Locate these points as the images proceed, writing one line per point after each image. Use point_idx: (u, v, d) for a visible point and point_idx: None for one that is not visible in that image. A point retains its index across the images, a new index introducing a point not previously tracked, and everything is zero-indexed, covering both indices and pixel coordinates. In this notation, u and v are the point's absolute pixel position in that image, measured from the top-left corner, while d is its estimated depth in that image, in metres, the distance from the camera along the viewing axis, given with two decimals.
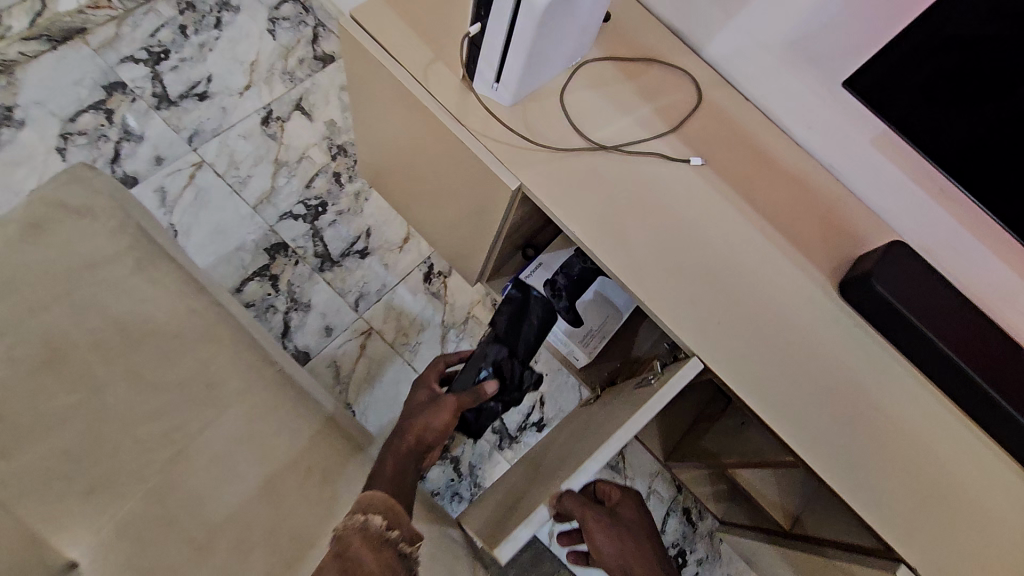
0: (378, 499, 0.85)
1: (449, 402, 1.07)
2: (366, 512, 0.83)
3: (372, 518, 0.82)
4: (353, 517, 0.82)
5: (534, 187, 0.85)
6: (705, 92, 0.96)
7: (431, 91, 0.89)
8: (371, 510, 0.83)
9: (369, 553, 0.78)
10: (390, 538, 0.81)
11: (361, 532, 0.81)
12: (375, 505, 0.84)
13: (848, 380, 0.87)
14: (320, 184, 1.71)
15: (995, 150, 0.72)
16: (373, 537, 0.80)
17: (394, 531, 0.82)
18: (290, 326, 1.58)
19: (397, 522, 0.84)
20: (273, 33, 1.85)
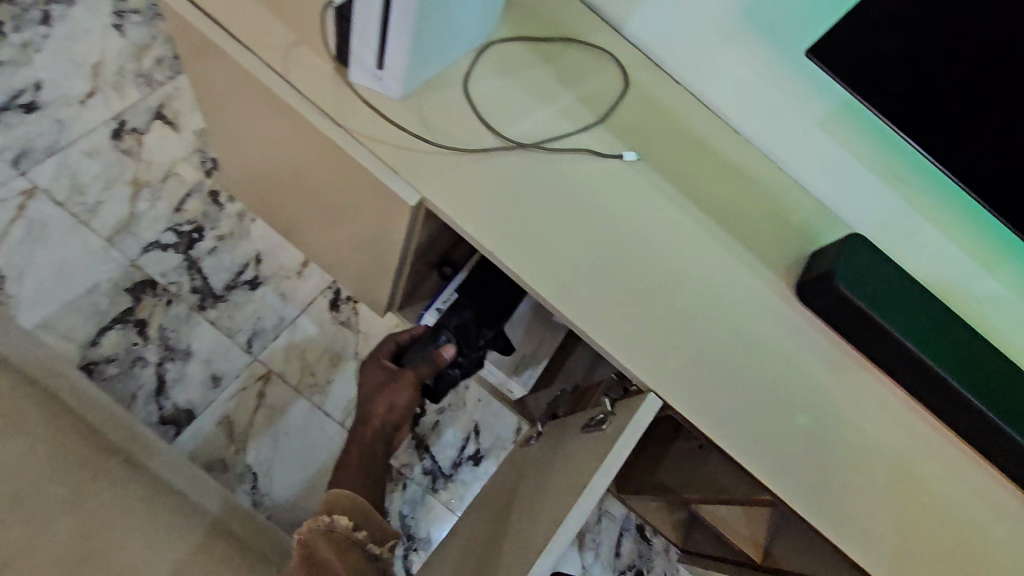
0: (345, 498, 0.79)
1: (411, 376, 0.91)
2: (332, 513, 0.77)
3: (338, 518, 0.76)
4: (317, 517, 0.76)
5: (439, 201, 0.68)
6: (630, 76, 0.83)
7: (297, 85, 0.69)
8: (337, 510, 0.77)
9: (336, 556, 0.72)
10: (358, 539, 0.75)
11: (327, 534, 0.74)
12: (343, 503, 0.79)
13: (820, 396, 0.76)
14: (193, 206, 1.44)
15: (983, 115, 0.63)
16: (340, 538, 0.74)
17: (362, 531, 0.76)
18: (165, 380, 1.31)
19: (366, 522, 0.78)
20: (121, 29, 1.55)
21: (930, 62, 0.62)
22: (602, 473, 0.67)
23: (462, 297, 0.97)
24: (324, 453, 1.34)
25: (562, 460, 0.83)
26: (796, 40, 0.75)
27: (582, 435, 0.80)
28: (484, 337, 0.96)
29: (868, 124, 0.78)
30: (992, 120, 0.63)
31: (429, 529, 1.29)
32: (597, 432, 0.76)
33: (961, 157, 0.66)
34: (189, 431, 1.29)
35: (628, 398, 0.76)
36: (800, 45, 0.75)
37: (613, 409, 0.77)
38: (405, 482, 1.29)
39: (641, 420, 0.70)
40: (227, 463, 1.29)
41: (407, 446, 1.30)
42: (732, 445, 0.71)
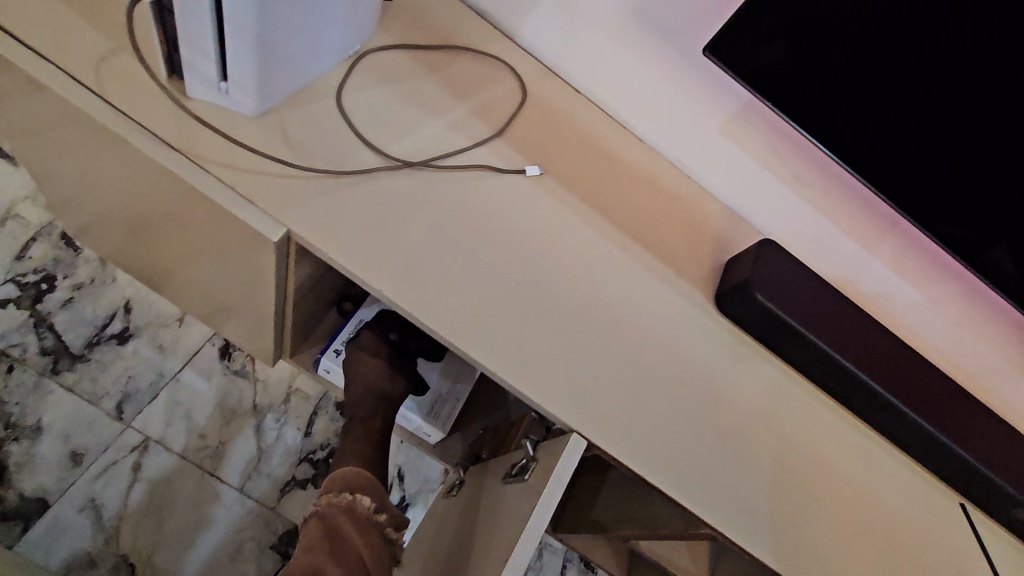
0: (365, 482, 0.85)
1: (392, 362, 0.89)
2: (354, 492, 0.83)
3: (358, 499, 0.82)
4: (342, 494, 0.81)
5: (311, 233, 0.57)
6: (528, 84, 0.77)
7: (125, 103, 0.57)
8: (359, 492, 0.83)
9: (359, 531, 0.77)
10: (378, 521, 0.81)
11: (350, 511, 0.80)
12: (363, 486, 0.85)
13: (750, 412, 0.72)
14: (39, 252, 1.22)
15: (872, 105, 0.64)
16: (362, 515, 0.80)
17: (381, 514, 0.82)
18: (8, 466, 1.08)
19: (382, 507, 0.84)
20: None
21: (823, 63, 0.62)
22: (529, 531, 0.59)
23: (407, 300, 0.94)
24: (220, 528, 1.16)
25: (491, 516, 0.74)
26: (691, 44, 0.72)
27: (507, 485, 0.72)
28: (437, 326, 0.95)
29: (768, 126, 0.76)
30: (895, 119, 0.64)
31: None
32: (520, 483, 0.68)
33: (856, 146, 0.67)
34: (44, 524, 1.07)
35: (551, 439, 0.68)
36: (698, 45, 0.72)
37: (535, 453, 0.69)
38: None
39: (571, 463, 0.62)
40: (95, 557, 1.08)
41: None
42: (667, 478, 0.65)
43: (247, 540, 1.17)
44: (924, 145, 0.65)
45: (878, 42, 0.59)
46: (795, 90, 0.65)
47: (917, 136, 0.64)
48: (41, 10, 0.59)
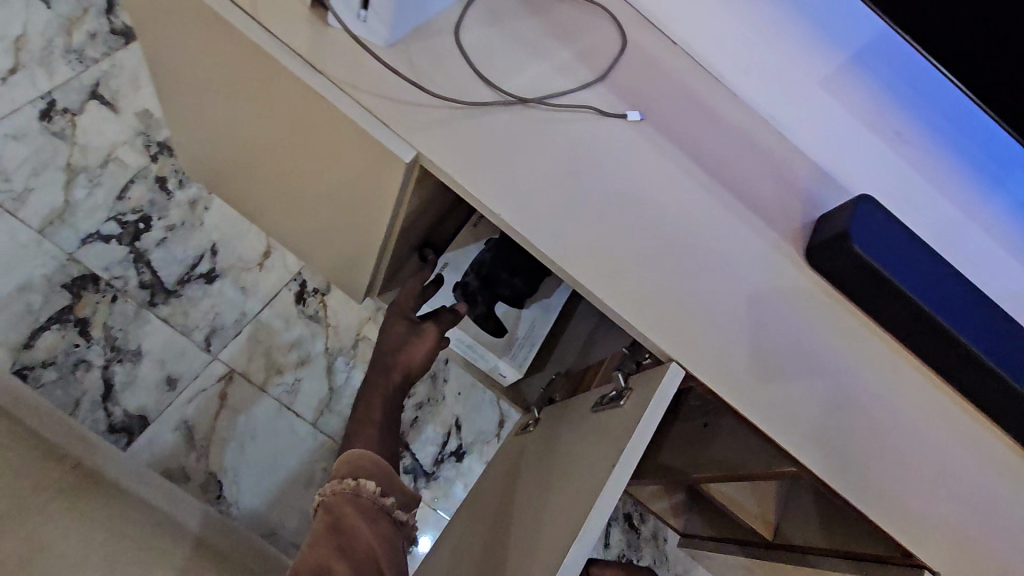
0: (370, 461, 0.76)
1: (431, 329, 0.87)
2: (357, 477, 0.73)
3: (364, 483, 0.73)
4: (344, 481, 0.72)
5: (437, 157, 0.62)
6: (628, 32, 0.79)
7: (268, 30, 0.61)
8: (364, 474, 0.74)
9: (365, 523, 0.70)
10: (387, 505, 0.73)
11: (355, 499, 0.71)
12: (368, 466, 0.75)
13: (831, 362, 0.74)
14: (137, 193, 1.31)
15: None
16: (368, 503, 0.71)
17: (389, 497, 0.74)
18: (113, 385, 1.18)
19: (391, 488, 0.75)
20: (48, 2, 1.41)
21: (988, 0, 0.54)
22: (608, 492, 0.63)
23: (490, 254, 0.95)
24: (296, 458, 1.24)
25: (572, 448, 0.79)
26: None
27: (595, 414, 0.78)
28: (512, 287, 0.95)
29: (874, 80, 0.77)
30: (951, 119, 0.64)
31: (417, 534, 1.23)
32: (614, 409, 0.73)
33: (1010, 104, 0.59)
34: (142, 441, 1.17)
35: (644, 373, 0.73)
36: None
37: (627, 385, 0.74)
38: None
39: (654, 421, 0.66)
40: (187, 474, 1.17)
41: None
42: (751, 412, 0.70)
43: (320, 470, 1.25)
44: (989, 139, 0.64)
45: None
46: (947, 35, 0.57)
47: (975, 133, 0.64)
48: None
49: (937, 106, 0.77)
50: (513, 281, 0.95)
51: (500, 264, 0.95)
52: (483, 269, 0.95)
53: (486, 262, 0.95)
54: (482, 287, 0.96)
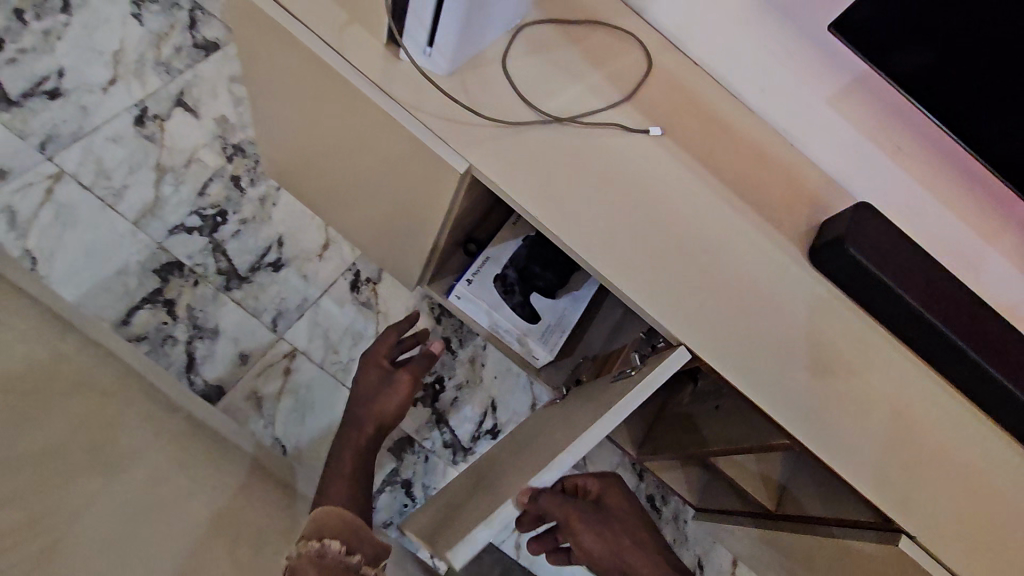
0: (334, 519, 0.84)
1: (404, 380, 1.05)
2: (322, 538, 0.81)
3: (328, 542, 0.80)
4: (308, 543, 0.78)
5: (485, 168, 0.74)
6: (654, 56, 0.89)
7: (350, 62, 0.73)
8: (327, 536, 0.81)
9: None
10: (351, 563, 0.80)
11: (317, 559, 0.77)
12: (333, 525, 0.83)
13: (830, 351, 0.83)
14: (215, 191, 1.48)
15: (996, 95, 0.68)
16: (332, 561, 0.78)
17: (354, 555, 0.81)
18: (196, 359, 1.35)
19: (355, 546, 0.83)
20: (138, 17, 1.57)
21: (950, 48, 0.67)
22: (571, 451, 0.72)
23: (527, 249, 1.08)
24: None
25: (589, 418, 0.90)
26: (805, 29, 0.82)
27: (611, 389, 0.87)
28: (544, 279, 1.08)
29: (877, 99, 0.84)
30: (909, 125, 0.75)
31: None
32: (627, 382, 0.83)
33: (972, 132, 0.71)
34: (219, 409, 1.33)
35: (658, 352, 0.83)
36: (813, 23, 0.81)
37: (641, 363, 0.85)
38: (428, 455, 1.41)
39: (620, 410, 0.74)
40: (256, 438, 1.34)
41: (428, 421, 1.41)
42: (756, 392, 0.79)
43: None
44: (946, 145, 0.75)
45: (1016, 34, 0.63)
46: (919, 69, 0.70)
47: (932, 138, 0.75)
48: None
49: (931, 128, 0.84)
50: (544, 275, 1.08)
51: (534, 259, 1.08)
52: (520, 262, 1.08)
53: (524, 256, 1.08)
54: (519, 280, 1.08)
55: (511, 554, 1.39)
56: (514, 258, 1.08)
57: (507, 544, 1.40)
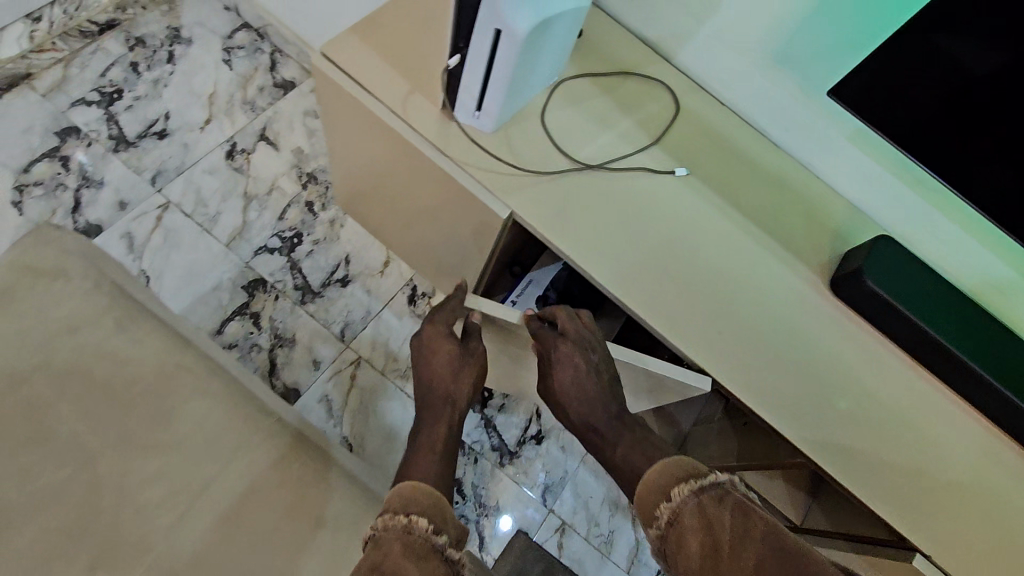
0: (421, 497, 0.80)
1: (479, 350, 1.07)
2: (410, 512, 0.77)
3: (415, 520, 0.76)
4: (396, 517, 0.76)
5: (524, 213, 0.85)
6: (681, 99, 0.98)
7: (412, 123, 0.86)
8: (414, 512, 0.77)
9: (411, 561, 0.71)
10: (438, 545, 0.75)
11: (404, 535, 0.74)
12: (420, 502, 0.79)
13: (848, 374, 0.89)
14: (293, 215, 1.67)
15: (1002, 129, 0.75)
16: (418, 542, 0.74)
17: (441, 536, 0.76)
18: (277, 364, 1.53)
19: (443, 527, 0.78)
20: (229, 63, 1.80)
21: (946, 99, 0.77)
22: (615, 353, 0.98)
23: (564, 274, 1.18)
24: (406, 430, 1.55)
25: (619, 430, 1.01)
26: (822, 78, 0.89)
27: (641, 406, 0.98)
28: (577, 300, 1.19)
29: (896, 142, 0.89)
30: (934, 124, 0.80)
31: (501, 500, 1.53)
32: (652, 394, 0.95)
33: (994, 158, 0.78)
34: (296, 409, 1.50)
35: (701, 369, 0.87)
36: (828, 71, 0.88)
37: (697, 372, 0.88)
38: (478, 457, 1.55)
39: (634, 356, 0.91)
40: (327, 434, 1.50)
41: (479, 425, 1.58)
42: (774, 416, 0.85)
43: None
44: (956, 153, 0.80)
45: (1000, 80, 0.72)
46: (923, 118, 0.80)
47: (950, 141, 0.80)
48: (357, 54, 0.87)
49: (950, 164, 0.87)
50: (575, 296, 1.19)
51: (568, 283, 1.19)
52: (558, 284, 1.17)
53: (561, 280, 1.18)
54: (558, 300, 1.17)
55: (555, 552, 1.51)
56: (555, 280, 1.18)
57: (551, 542, 1.53)
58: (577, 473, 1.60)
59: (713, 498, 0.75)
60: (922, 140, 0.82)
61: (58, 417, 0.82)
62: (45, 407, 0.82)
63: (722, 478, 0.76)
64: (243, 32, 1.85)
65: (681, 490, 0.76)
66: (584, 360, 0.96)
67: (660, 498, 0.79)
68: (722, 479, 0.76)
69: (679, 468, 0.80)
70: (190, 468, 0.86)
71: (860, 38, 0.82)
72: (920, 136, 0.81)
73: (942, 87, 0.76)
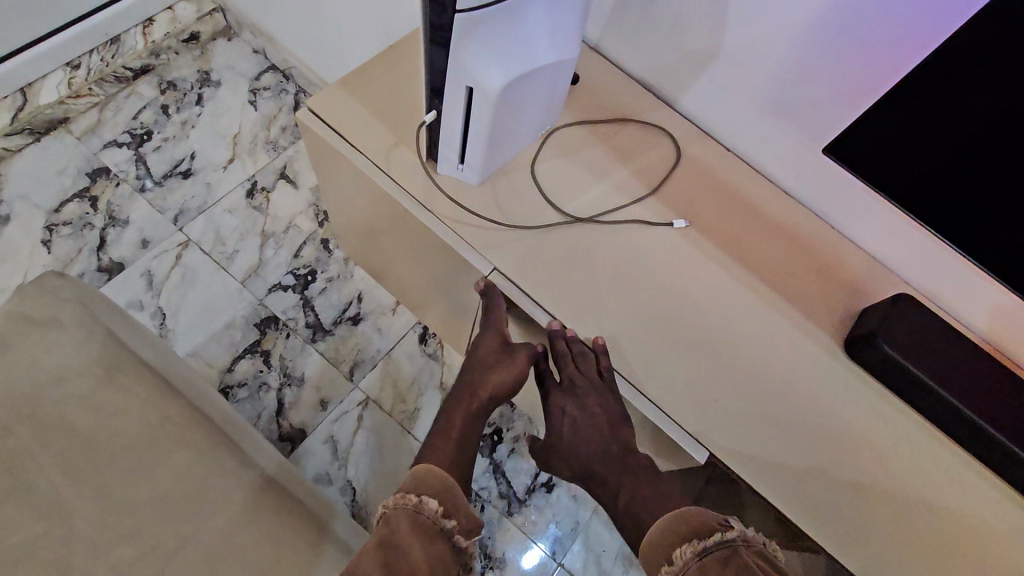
0: (433, 479, 0.86)
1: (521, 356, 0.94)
2: (421, 494, 0.84)
3: (425, 501, 0.83)
4: (408, 497, 0.83)
5: (507, 269, 0.84)
6: (684, 147, 0.94)
7: (398, 181, 0.86)
8: (425, 493, 0.84)
9: (418, 541, 0.78)
10: (445, 527, 0.82)
11: (414, 514, 0.81)
12: (432, 485, 0.85)
13: (869, 451, 0.80)
14: (307, 253, 1.69)
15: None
16: (427, 522, 0.81)
17: (450, 520, 0.83)
18: (284, 404, 1.53)
19: (454, 512, 0.84)
20: (254, 104, 1.85)
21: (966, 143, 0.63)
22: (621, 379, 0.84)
23: None
24: None
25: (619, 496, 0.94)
26: (826, 128, 0.83)
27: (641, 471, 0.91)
28: None
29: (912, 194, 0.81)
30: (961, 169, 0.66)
31: (508, 551, 1.46)
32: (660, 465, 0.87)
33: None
34: (301, 450, 1.49)
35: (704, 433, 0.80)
36: (826, 120, 0.82)
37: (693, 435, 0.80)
38: (485, 504, 1.50)
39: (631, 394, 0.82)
40: (332, 477, 1.48)
41: (487, 471, 1.52)
42: (777, 495, 0.77)
43: None
44: (969, 215, 0.69)
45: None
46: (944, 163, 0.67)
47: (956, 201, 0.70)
48: (346, 111, 0.88)
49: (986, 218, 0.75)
50: None
51: None
52: None
53: None
54: None
55: None
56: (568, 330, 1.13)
57: None
58: (590, 525, 1.51)
59: (719, 561, 0.70)
60: (949, 186, 0.68)
61: (39, 469, 0.82)
62: (27, 459, 0.82)
63: (729, 535, 0.71)
64: (269, 74, 1.90)
65: (682, 552, 0.72)
66: (578, 408, 0.88)
67: (665, 560, 0.75)
68: (728, 537, 0.71)
69: (683, 524, 0.75)
70: (165, 525, 0.84)
71: (863, 86, 0.76)
72: (920, 189, 0.71)
73: (947, 141, 0.64)
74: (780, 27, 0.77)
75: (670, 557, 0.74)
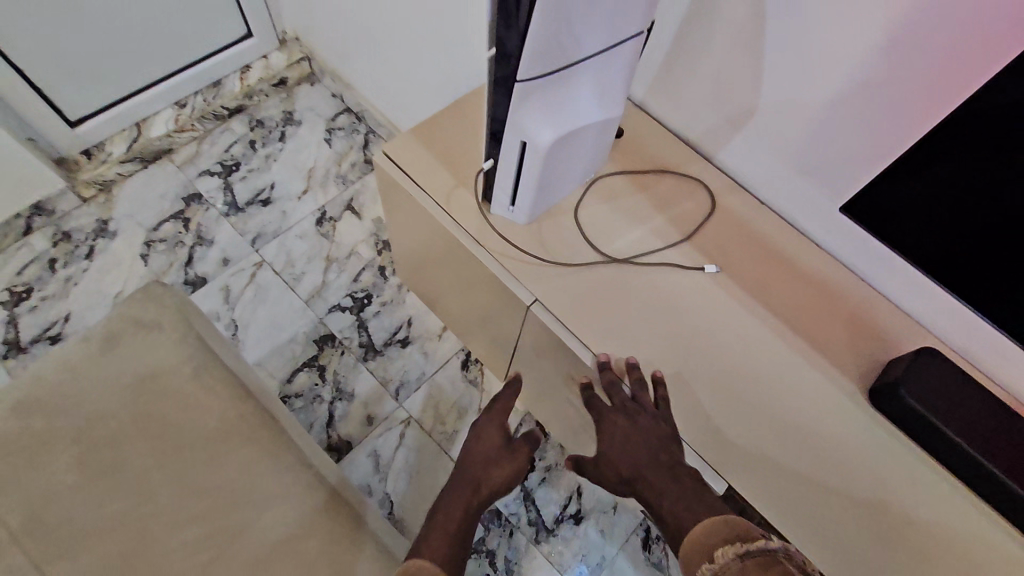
0: None
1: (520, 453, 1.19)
2: None
3: None
4: None
5: (547, 302, 0.92)
6: (719, 198, 1.01)
7: (456, 218, 0.97)
8: None
9: None
10: None
11: None
12: None
13: (886, 497, 0.83)
14: (366, 278, 1.83)
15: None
16: None
17: None
18: (334, 416, 1.64)
19: None
20: (329, 142, 2.05)
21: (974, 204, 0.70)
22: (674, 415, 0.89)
23: None
24: None
25: None
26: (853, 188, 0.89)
27: None
28: None
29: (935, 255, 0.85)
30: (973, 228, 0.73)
31: None
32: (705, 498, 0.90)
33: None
34: (346, 460, 1.59)
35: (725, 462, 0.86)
36: (855, 180, 0.88)
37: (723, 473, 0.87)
38: (514, 530, 1.54)
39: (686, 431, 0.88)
40: (372, 489, 1.57)
41: (518, 497, 1.57)
42: (787, 526, 0.84)
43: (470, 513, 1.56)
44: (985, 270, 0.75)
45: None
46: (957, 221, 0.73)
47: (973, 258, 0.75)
48: (415, 155, 1.01)
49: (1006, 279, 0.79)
50: None
51: None
52: None
53: None
54: None
55: None
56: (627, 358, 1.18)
57: None
58: (615, 560, 1.53)
59: (759, 565, 0.69)
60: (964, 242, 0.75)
61: (134, 450, 0.96)
62: (125, 441, 0.96)
63: (773, 546, 0.70)
64: (345, 115, 2.11)
65: (723, 551, 0.72)
66: (628, 422, 0.88)
67: (704, 559, 0.75)
68: (772, 545, 0.70)
69: (728, 530, 0.75)
70: (231, 510, 0.95)
71: (886, 151, 0.83)
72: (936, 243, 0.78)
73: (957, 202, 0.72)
74: (809, 94, 0.85)
75: (711, 557, 0.74)
